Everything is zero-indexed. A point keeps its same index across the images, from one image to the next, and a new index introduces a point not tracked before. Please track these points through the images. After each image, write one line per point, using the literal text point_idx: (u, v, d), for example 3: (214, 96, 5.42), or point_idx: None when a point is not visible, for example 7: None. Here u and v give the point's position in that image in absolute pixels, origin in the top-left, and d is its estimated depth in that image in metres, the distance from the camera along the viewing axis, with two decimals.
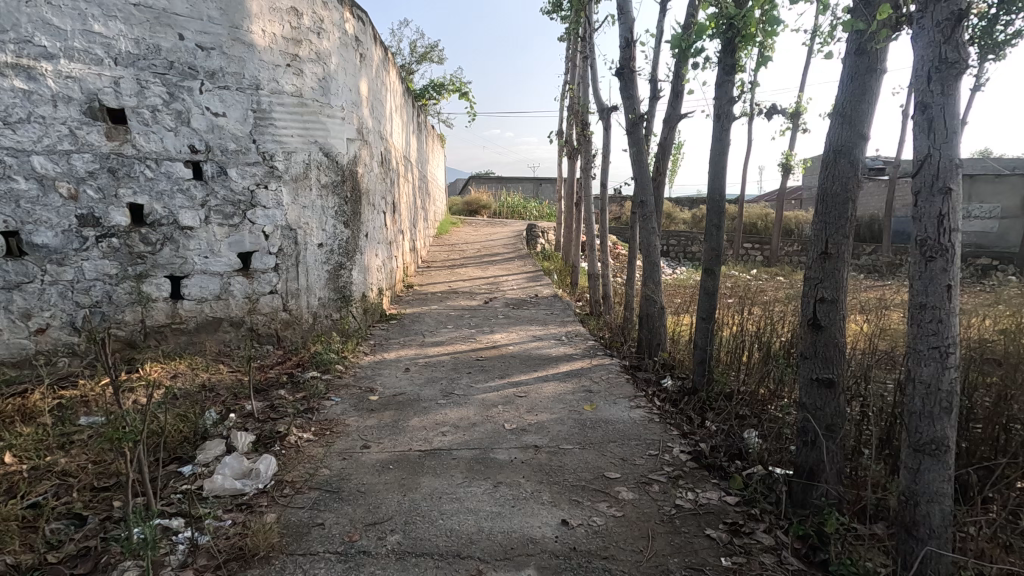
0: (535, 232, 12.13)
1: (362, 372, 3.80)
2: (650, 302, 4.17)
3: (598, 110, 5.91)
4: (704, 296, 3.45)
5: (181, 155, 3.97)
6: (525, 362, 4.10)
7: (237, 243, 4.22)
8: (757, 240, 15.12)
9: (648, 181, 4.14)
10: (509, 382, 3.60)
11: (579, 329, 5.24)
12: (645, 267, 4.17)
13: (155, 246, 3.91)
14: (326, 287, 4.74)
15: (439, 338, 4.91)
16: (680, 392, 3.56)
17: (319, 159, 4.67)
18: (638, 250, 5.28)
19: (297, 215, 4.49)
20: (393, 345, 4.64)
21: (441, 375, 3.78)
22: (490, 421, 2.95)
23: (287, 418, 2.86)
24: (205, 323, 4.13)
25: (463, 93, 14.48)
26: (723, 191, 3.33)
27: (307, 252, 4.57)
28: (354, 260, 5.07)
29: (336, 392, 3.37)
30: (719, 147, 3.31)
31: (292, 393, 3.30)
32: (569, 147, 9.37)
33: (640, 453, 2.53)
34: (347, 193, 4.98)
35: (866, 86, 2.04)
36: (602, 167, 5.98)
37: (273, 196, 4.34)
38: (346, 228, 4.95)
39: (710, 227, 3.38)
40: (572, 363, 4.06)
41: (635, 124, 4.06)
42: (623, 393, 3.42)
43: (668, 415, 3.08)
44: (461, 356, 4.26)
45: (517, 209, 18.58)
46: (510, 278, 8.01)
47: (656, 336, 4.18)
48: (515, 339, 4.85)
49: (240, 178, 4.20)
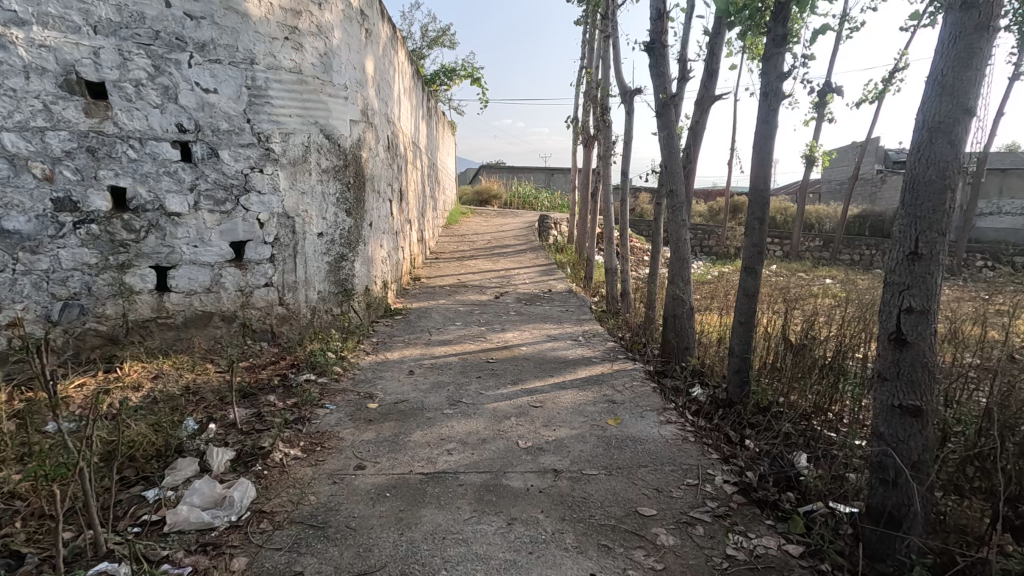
0: (547, 224, 11.76)
1: (361, 376, 3.45)
2: (677, 302, 3.79)
3: (620, 93, 5.52)
4: (743, 298, 3.07)
5: (168, 135, 3.64)
6: (540, 366, 3.75)
7: (229, 232, 3.90)
8: (778, 235, 14.63)
9: (678, 169, 3.74)
10: (523, 390, 3.25)
11: (598, 328, 4.87)
12: (673, 263, 3.79)
13: (139, 234, 3.59)
14: (326, 280, 4.41)
15: (446, 336, 4.57)
16: (713, 405, 3.19)
17: (320, 141, 4.32)
18: (661, 245, 4.90)
19: (295, 202, 4.16)
20: (397, 343, 4.30)
21: (448, 379, 3.44)
22: (502, 437, 2.61)
23: (273, 430, 2.53)
24: (195, 318, 3.81)
25: (476, 79, 14.07)
26: (769, 180, 2.94)
27: (306, 242, 4.24)
28: (358, 250, 4.73)
29: (332, 398, 3.04)
30: (764, 129, 2.91)
31: (282, 398, 2.98)
32: (586, 135, 8.95)
33: (676, 482, 2.17)
34: (351, 178, 4.62)
35: (977, 48, 1.64)
36: (623, 155, 5.59)
37: (269, 181, 4.01)
38: (349, 216, 4.61)
39: (752, 222, 3.00)
40: (591, 368, 3.71)
41: (666, 105, 3.67)
42: (651, 404, 3.07)
43: (703, 433, 2.72)
44: (470, 358, 3.91)
45: (530, 200, 18.21)
46: (521, 272, 7.64)
47: (684, 340, 3.80)
48: (528, 339, 4.49)
49: (233, 161, 3.86)
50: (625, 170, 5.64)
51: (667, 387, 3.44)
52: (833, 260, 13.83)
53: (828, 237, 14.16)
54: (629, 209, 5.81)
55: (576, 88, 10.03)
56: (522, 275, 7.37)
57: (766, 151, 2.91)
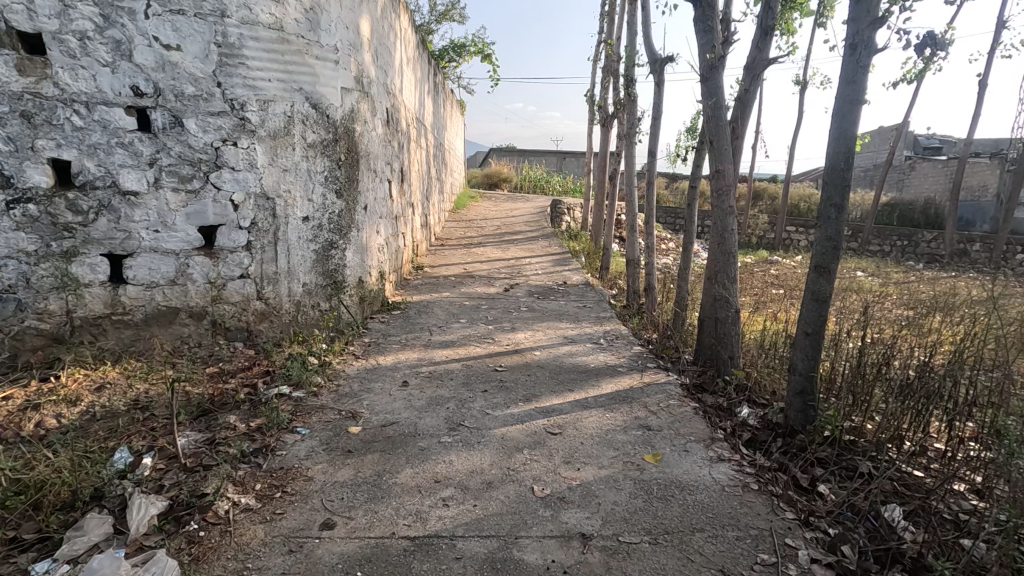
0: (561, 209, 11.15)
1: (346, 388, 2.91)
2: (721, 305, 3.21)
3: (649, 62, 4.88)
4: (810, 304, 2.50)
5: (121, 99, 3.08)
6: (557, 376, 3.20)
7: (197, 215, 3.36)
8: (802, 224, 13.90)
9: (727, 145, 3.12)
10: (538, 411, 2.70)
11: (622, 329, 4.29)
12: (717, 259, 3.20)
13: (87, 216, 3.05)
14: (313, 271, 3.86)
15: (449, 336, 4.02)
16: (768, 434, 2.64)
17: (306, 111, 3.74)
18: (695, 235, 4.30)
19: (275, 181, 3.60)
20: (393, 344, 3.76)
21: (449, 393, 2.90)
22: (512, 479, 2.06)
23: (221, 468, 2.00)
24: (156, 315, 3.28)
25: (487, 55, 13.35)
26: (852, 157, 2.33)
27: (289, 228, 3.69)
28: (350, 238, 4.17)
29: (307, 418, 2.51)
30: (848, 92, 2.30)
31: (245, 420, 2.45)
32: (604, 113, 8.31)
33: (747, 561, 1.62)
34: (342, 155, 4.05)
35: None
36: (651, 132, 4.96)
37: (244, 156, 3.45)
38: (340, 198, 4.04)
39: (828, 209, 2.40)
40: (618, 380, 3.15)
41: (714, 68, 3.05)
42: (694, 433, 2.51)
43: (767, 474, 2.17)
44: (475, 365, 3.35)
45: (541, 184, 17.53)
46: (533, 261, 7.05)
47: (727, 350, 3.22)
48: (543, 341, 3.93)
49: (200, 132, 3.30)
50: (653, 150, 5.02)
51: (710, 409, 2.88)
52: (861, 250, 13.11)
53: (857, 226, 13.42)
54: (656, 193, 5.19)
55: (594, 62, 9.34)
56: (534, 265, 6.78)
57: (851, 120, 2.30)
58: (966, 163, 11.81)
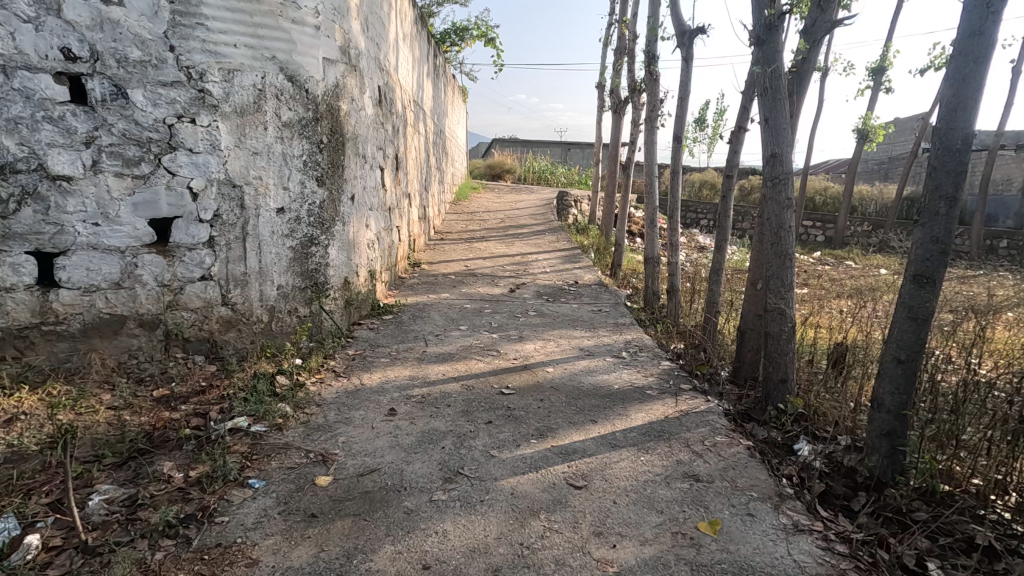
0: (568, 202, 10.60)
1: (319, 419, 2.38)
2: (774, 318, 2.66)
3: (676, 34, 4.31)
4: (906, 323, 1.96)
5: (48, 64, 2.53)
6: (575, 402, 2.66)
7: (148, 205, 2.82)
8: (820, 218, 13.33)
9: (786, 124, 2.56)
10: (556, 454, 2.16)
11: (646, 339, 3.74)
12: (771, 262, 2.65)
13: (7, 206, 2.52)
14: (289, 271, 3.32)
15: (448, 347, 3.48)
16: (845, 485, 2.11)
17: (280, 84, 3.18)
18: (730, 232, 3.74)
19: (242, 165, 3.06)
20: (382, 358, 3.23)
21: (445, 426, 2.37)
22: (527, 564, 1.53)
23: (131, 551, 1.49)
24: (97, 325, 2.75)
25: (490, 39, 12.73)
26: (974, 133, 1.77)
27: (260, 221, 3.16)
28: (334, 233, 3.62)
29: (265, 464, 1.99)
30: (973, 48, 1.75)
31: (185, 467, 1.93)
32: (617, 98, 7.75)
33: None
34: (326, 136, 3.49)
35: None
36: (677, 114, 4.40)
37: (204, 135, 2.91)
38: (322, 186, 3.49)
39: (936, 203, 1.85)
40: (649, 408, 2.62)
41: (773, 28, 2.49)
42: (756, 486, 1.98)
43: (865, 553, 1.64)
44: (478, 387, 2.81)
45: (546, 176, 16.93)
46: (540, 258, 6.49)
47: (780, 371, 2.67)
48: (555, 354, 3.39)
49: (149, 105, 2.77)
50: (679, 135, 4.45)
51: (765, 449, 2.36)
52: (881, 247, 12.52)
53: (877, 221, 12.81)
54: (681, 183, 4.62)
55: (605, 44, 8.73)
56: (541, 262, 6.22)
57: (975, 84, 1.75)
58: (996, 156, 11.21)
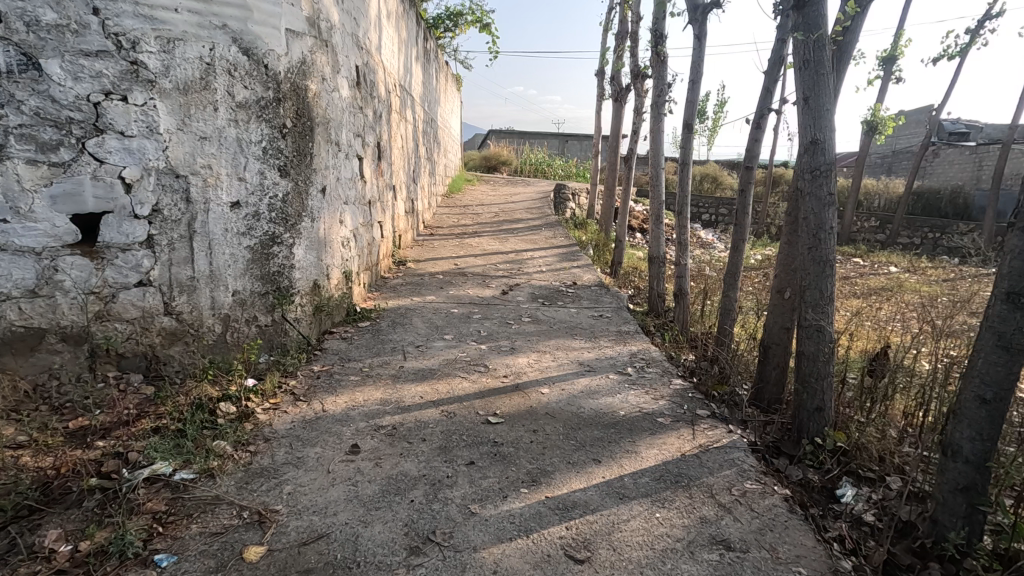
0: (566, 195, 10.18)
1: (263, 460, 1.96)
2: (811, 335, 2.24)
3: (688, 10, 3.87)
4: (995, 354, 1.54)
5: None
6: (574, 434, 2.24)
7: (71, 199, 2.39)
8: None
9: (830, 104, 2.12)
10: (552, 510, 1.74)
11: (653, 351, 3.32)
12: (807, 270, 2.22)
13: None
14: (246, 275, 2.89)
15: (429, 361, 3.06)
16: (909, 551, 1.70)
17: (232, 58, 2.73)
18: (749, 231, 3.31)
19: (186, 152, 2.62)
20: (351, 375, 2.80)
21: (417, 469, 1.95)
22: None
23: None
24: (8, 341, 2.31)
25: (485, 25, 12.22)
26: None
27: (209, 218, 2.72)
28: (301, 231, 3.18)
29: (181, 530, 1.57)
30: None
31: (77, 536, 1.50)
32: (618, 86, 7.32)
33: None
34: (289, 119, 3.04)
35: None
36: (688, 98, 3.96)
37: (137, 116, 2.47)
38: (286, 177, 3.05)
39: None
40: (662, 443, 2.20)
41: None
42: (803, 558, 1.57)
43: None
44: (459, 414, 2.39)
45: (543, 168, 16.48)
46: (536, 255, 6.07)
47: (816, 399, 2.25)
48: (551, 370, 2.97)
49: (69, 79, 2.32)
50: (689, 122, 4.02)
51: (803, 497, 1.95)
52: (888, 244, 12.13)
53: (885, 217, 12.43)
54: (691, 176, 4.19)
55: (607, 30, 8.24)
56: (537, 261, 5.79)
57: None
58: (1009, 150, 10.82)
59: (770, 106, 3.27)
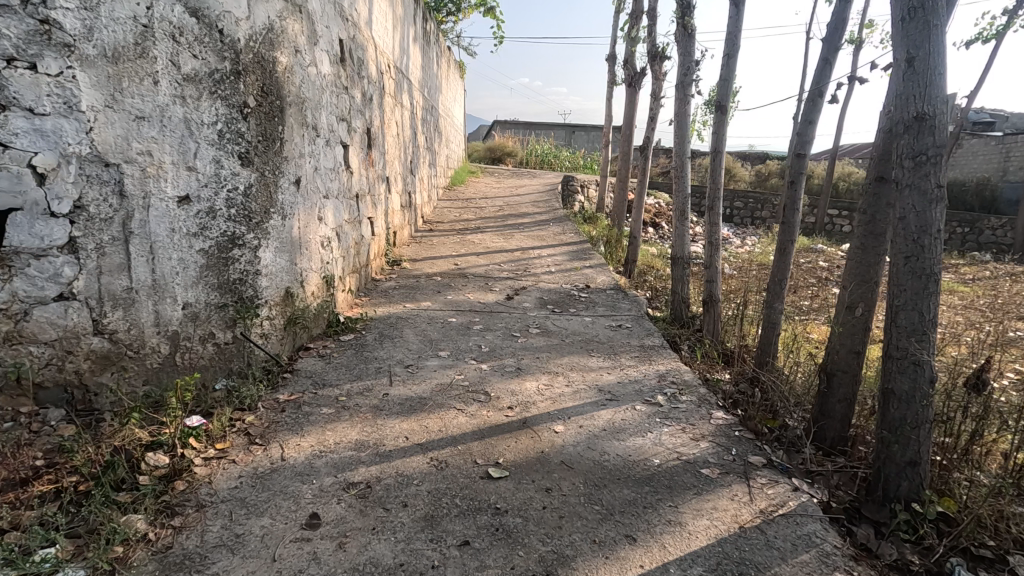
0: (574, 189, 9.65)
1: (189, 542, 1.47)
2: (904, 370, 1.72)
3: None
4: None
5: None
6: (598, 496, 1.75)
7: None
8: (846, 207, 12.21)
9: (944, 66, 1.59)
10: None
11: (684, 372, 2.82)
12: (902, 285, 1.70)
13: None
14: (198, 284, 2.40)
15: (420, 385, 2.57)
16: None
17: (177, 20, 2.22)
18: (798, 230, 2.80)
19: (117, 135, 2.11)
20: (323, 406, 2.32)
21: (394, 553, 1.47)
22: None
23: None
24: None
25: (490, 9, 11.64)
26: None
27: (149, 215, 2.23)
28: (268, 229, 2.70)
29: None
30: None
31: None
32: (632, 69, 6.77)
33: None
34: (252, 97, 2.55)
35: None
36: (722, 76, 3.43)
37: (51, 88, 1.95)
38: (248, 166, 2.56)
39: None
40: (713, 512, 1.70)
41: None
42: None
43: None
44: (451, 463, 1.91)
45: (550, 160, 15.89)
46: (544, 253, 5.58)
47: (909, 451, 1.74)
48: (565, 398, 2.47)
49: None
50: (722, 104, 3.49)
51: None
52: None
53: None
54: (722, 165, 3.67)
55: (619, 10, 7.69)
56: (545, 260, 5.30)
57: None
58: None
59: (826, 82, 2.75)
